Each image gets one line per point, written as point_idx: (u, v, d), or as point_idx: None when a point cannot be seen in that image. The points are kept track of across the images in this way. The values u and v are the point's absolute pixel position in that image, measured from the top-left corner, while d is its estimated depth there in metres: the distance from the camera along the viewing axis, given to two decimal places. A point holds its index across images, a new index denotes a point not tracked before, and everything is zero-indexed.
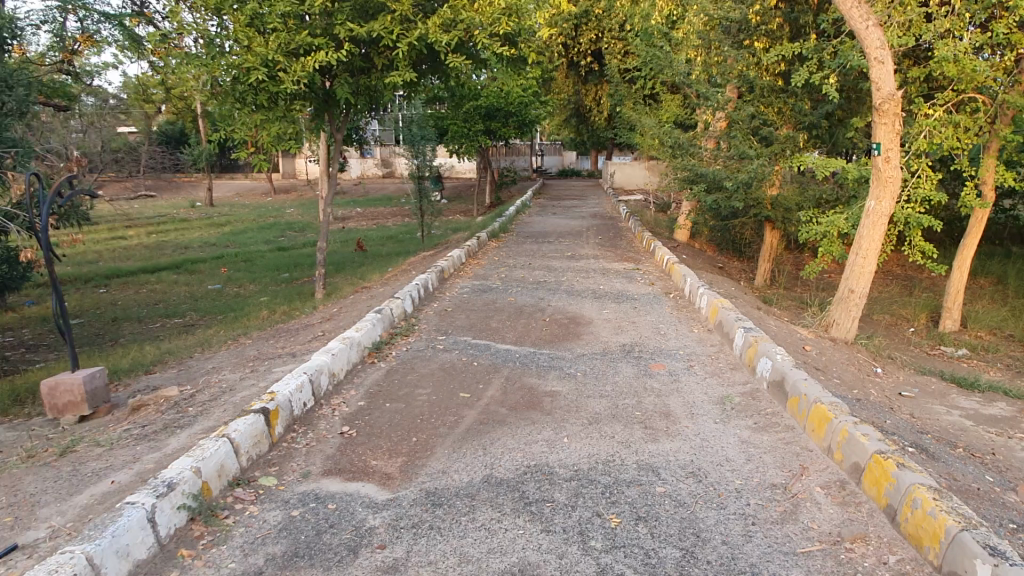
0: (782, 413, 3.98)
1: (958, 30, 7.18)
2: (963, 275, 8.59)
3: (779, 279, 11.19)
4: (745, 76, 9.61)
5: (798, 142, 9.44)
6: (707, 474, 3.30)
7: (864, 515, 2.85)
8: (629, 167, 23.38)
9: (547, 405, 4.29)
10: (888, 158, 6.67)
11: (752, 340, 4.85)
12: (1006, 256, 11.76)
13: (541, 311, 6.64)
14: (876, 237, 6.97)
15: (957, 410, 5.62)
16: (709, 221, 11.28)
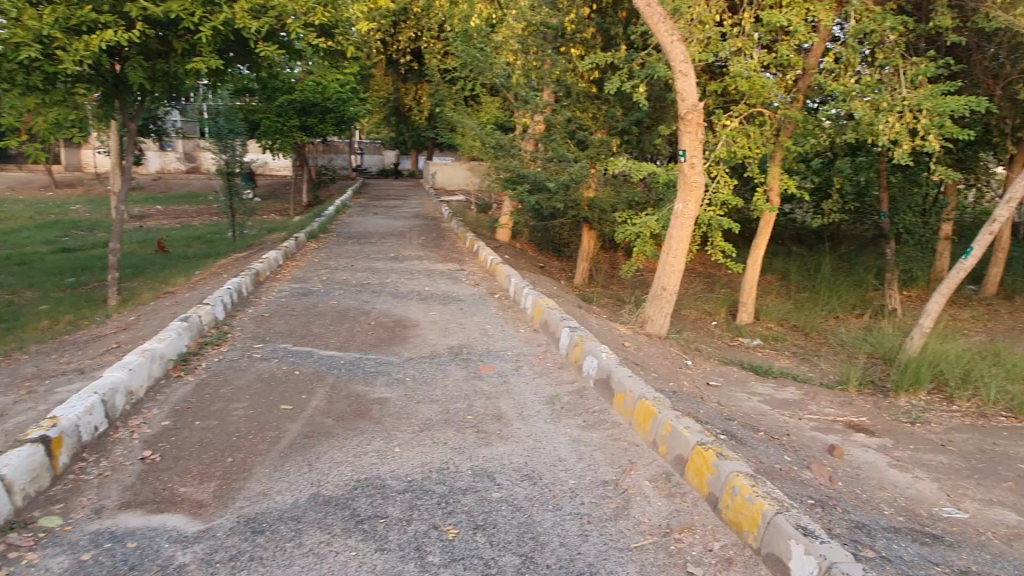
0: (609, 410, 4.10)
1: (749, 49, 7.88)
2: (755, 273, 9.48)
3: (596, 277, 11.72)
4: (562, 81, 9.94)
5: (611, 148, 9.91)
6: (541, 475, 3.30)
7: (689, 504, 2.98)
8: (450, 167, 23.50)
9: (375, 413, 4.11)
10: (693, 164, 7.15)
11: (577, 340, 4.96)
12: (787, 255, 13.19)
13: (365, 314, 6.40)
14: (684, 238, 7.44)
15: (756, 397, 6.19)
16: (530, 222, 11.56)
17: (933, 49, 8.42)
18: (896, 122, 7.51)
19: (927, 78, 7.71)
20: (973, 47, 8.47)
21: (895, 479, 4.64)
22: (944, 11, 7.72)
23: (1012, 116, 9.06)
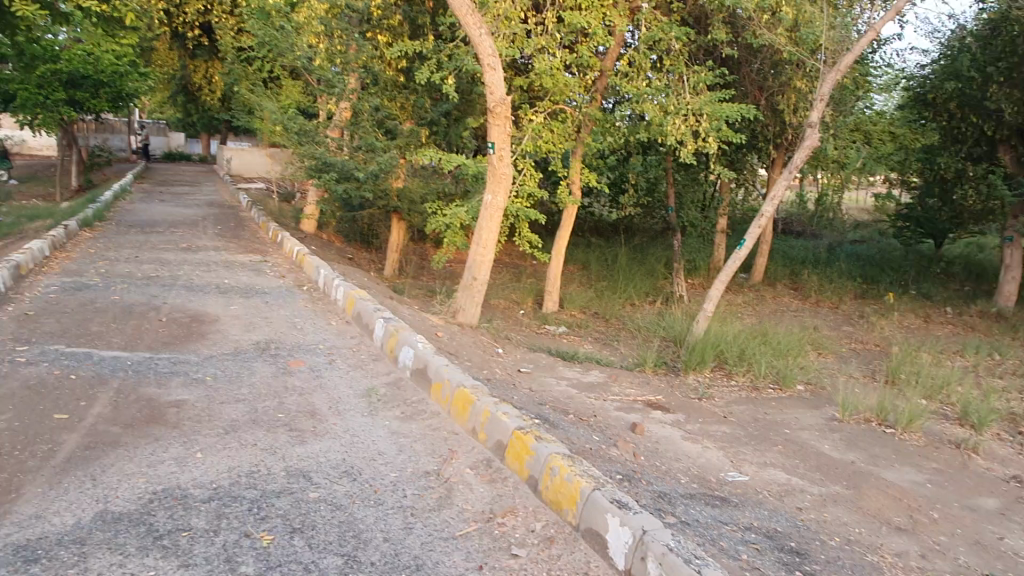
0: (426, 400, 4.06)
1: (552, 48, 8.18)
2: (559, 263, 9.94)
3: (406, 268, 11.62)
4: (369, 68, 9.64)
5: (420, 138, 9.90)
6: (361, 471, 3.19)
7: (510, 489, 3.03)
8: (247, 153, 22.13)
9: (171, 418, 3.73)
10: (502, 156, 7.30)
11: (392, 330, 4.87)
12: (587, 246, 13.97)
13: (155, 310, 5.82)
14: (494, 228, 7.57)
15: (564, 381, 6.52)
16: (337, 213, 11.19)
17: (711, 60, 9.27)
18: (681, 125, 8.20)
19: (706, 85, 8.48)
20: (743, 60, 9.44)
21: (688, 451, 5.09)
22: (720, 25, 8.51)
23: (774, 124, 10.27)
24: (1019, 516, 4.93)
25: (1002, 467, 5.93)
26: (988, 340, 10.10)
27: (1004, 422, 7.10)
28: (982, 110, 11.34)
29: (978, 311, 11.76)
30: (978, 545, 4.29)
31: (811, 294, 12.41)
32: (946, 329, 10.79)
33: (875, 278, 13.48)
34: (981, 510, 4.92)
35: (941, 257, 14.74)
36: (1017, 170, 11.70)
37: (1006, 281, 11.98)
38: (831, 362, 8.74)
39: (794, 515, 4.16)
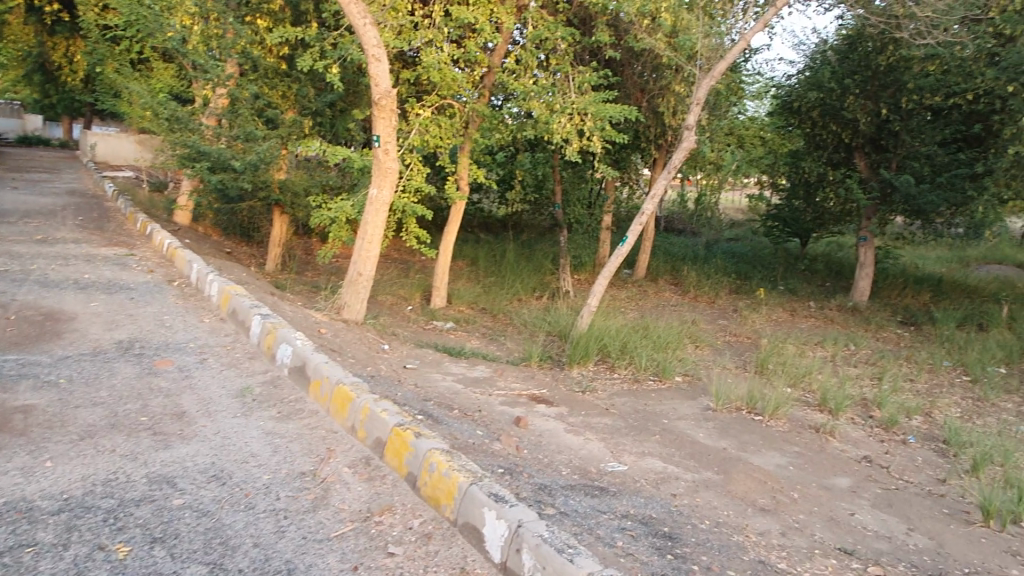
0: (304, 398, 3.93)
1: (440, 42, 8.11)
2: (447, 259, 9.91)
3: (288, 263, 11.23)
4: (248, 53, 9.27)
5: (302, 129, 9.61)
6: (231, 475, 3.05)
7: (388, 486, 2.98)
8: (114, 139, 20.68)
9: (18, 424, 3.42)
10: (387, 150, 7.19)
11: (268, 327, 4.69)
12: (476, 242, 14.00)
13: (2, 307, 5.32)
14: (379, 223, 7.45)
15: (450, 376, 6.51)
16: (214, 205, 10.66)
17: (595, 61, 9.50)
18: (567, 123, 8.36)
19: (590, 86, 8.69)
20: (626, 63, 9.75)
21: (571, 443, 5.20)
22: (603, 28, 8.74)
23: (654, 126, 10.65)
24: (868, 493, 5.36)
25: (855, 449, 6.42)
26: (845, 332, 10.93)
27: (857, 407, 7.70)
28: (841, 119, 12.35)
29: (837, 305, 12.70)
30: (832, 521, 4.63)
31: (689, 289, 12.99)
32: (809, 322, 11.59)
33: (747, 273, 14.27)
34: (835, 489, 5.32)
35: (806, 255, 15.79)
36: (869, 176, 12.56)
37: (861, 278, 13.01)
38: (707, 354, 9.18)
39: (668, 501, 4.34)
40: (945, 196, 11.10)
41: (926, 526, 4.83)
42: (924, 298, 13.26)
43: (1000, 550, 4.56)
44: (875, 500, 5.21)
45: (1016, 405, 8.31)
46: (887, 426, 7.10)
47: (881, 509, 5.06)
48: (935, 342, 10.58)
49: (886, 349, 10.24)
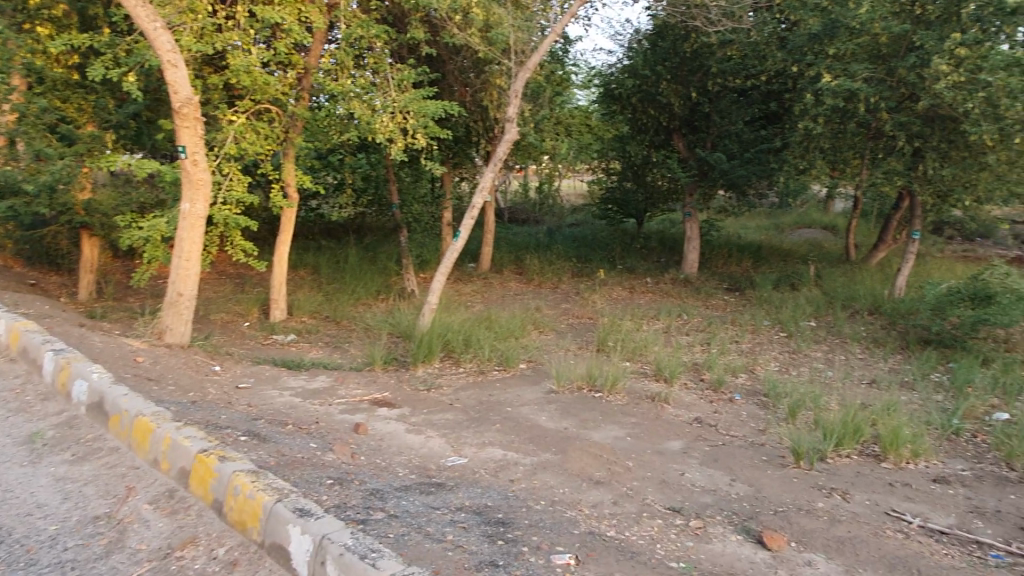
0: (104, 436, 3.63)
1: (247, 44, 7.76)
2: (282, 269, 9.55)
3: (106, 289, 10.37)
4: (30, 64, 8.37)
5: (105, 143, 8.86)
6: (10, 531, 2.77)
7: (192, 518, 2.84)
8: None
9: None
10: (196, 161, 6.80)
11: (62, 362, 4.30)
12: (317, 248, 13.60)
13: None
14: (196, 239, 7.04)
15: (287, 391, 6.30)
16: (9, 233, 9.62)
17: (414, 58, 9.46)
18: (389, 122, 8.27)
19: (410, 83, 8.65)
20: (446, 58, 9.79)
21: (412, 442, 5.19)
22: (417, 24, 8.72)
23: (482, 120, 10.80)
24: (697, 452, 5.71)
25: (686, 412, 6.85)
26: (677, 303, 11.63)
27: (689, 372, 8.20)
28: (657, 104, 13.02)
29: (670, 279, 13.48)
30: (663, 483, 4.88)
31: (534, 276, 13.30)
32: (646, 297, 12.22)
33: (588, 256, 14.83)
34: (667, 452, 5.63)
35: (641, 234, 16.64)
36: (688, 155, 13.35)
37: (689, 251, 13.86)
38: (550, 338, 9.45)
39: (506, 488, 4.42)
40: (755, 169, 12.05)
41: (745, 474, 5.20)
42: (746, 265, 14.36)
43: (809, 486, 5.00)
44: (703, 457, 5.57)
45: (825, 354, 9.20)
46: (715, 387, 7.63)
47: (708, 465, 5.41)
48: (756, 304, 11.49)
49: (714, 315, 10.99)
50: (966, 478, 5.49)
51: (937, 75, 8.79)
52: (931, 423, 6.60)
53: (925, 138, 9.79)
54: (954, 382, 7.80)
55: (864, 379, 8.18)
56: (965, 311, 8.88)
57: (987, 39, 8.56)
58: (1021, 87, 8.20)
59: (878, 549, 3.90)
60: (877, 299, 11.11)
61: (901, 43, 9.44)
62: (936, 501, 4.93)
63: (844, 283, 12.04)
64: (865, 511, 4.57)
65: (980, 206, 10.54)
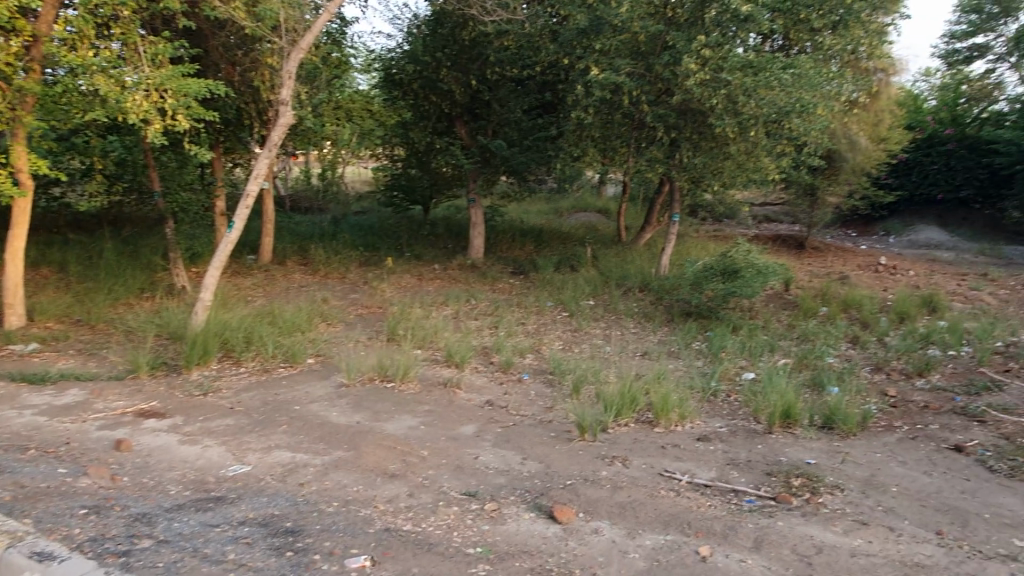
0: None
1: None
2: (17, 268, 8.26)
3: None
4: None
5: None
6: None
7: None
8: None
9: None
10: None
11: None
12: (63, 242, 11.96)
13: None
14: None
15: (29, 410, 5.46)
16: None
17: (170, 30, 8.61)
18: (143, 101, 7.44)
19: (166, 58, 7.83)
20: (208, 33, 9.02)
21: (186, 455, 4.72)
22: None
23: (255, 102, 10.11)
24: (490, 434, 5.81)
25: (478, 395, 6.95)
26: (466, 289, 11.79)
27: (479, 356, 8.34)
28: (439, 90, 12.95)
29: (458, 264, 13.63)
30: (458, 469, 4.88)
31: (319, 267, 12.78)
32: (436, 284, 12.25)
33: (374, 245, 14.57)
34: (461, 438, 5.66)
35: (428, 221, 16.68)
36: (470, 143, 13.39)
37: (475, 237, 14.07)
38: (339, 330, 9.12)
39: (295, 493, 4.17)
40: (533, 157, 12.47)
41: (536, 452, 5.37)
42: (529, 249, 14.94)
43: (593, 457, 5.29)
44: (496, 439, 5.67)
45: (603, 330, 9.85)
46: (505, 368, 7.83)
47: (501, 446, 5.51)
48: (540, 286, 12.00)
49: (501, 298, 11.30)
50: (723, 434, 6.15)
51: (686, 73, 9.73)
52: (694, 388, 7.32)
53: (680, 129, 10.78)
54: (711, 349, 8.73)
55: (637, 351, 8.88)
56: (717, 285, 9.96)
57: (726, 42, 9.64)
58: (749, 88, 9.56)
59: (654, 510, 4.20)
60: (645, 277, 12.11)
61: (656, 42, 10.23)
62: (701, 458, 5.46)
63: (616, 264, 12.97)
64: (643, 475, 4.93)
65: (725, 191, 11.87)
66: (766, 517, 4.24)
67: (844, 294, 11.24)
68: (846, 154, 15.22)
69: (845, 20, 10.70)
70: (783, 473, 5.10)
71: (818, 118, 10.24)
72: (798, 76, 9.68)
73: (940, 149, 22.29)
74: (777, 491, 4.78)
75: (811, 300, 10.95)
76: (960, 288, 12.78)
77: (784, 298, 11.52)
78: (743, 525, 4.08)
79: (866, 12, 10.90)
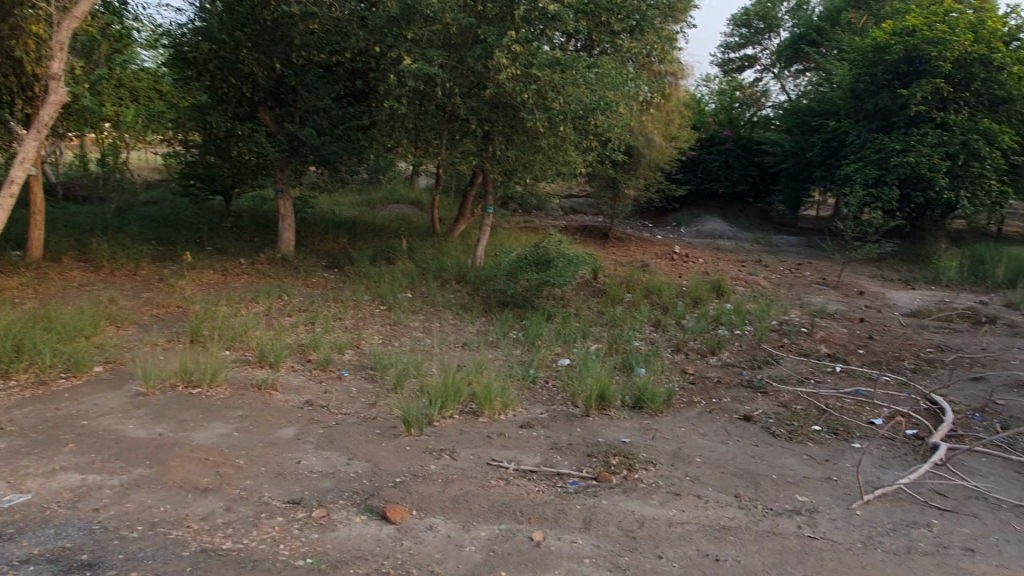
0: None
1: None
2: None
3: None
4: None
5: None
6: None
7: None
8: None
9: None
10: None
11: None
12: None
13: None
14: None
15: None
16: None
17: None
18: None
19: None
20: None
21: None
22: None
23: (18, 75, 8.84)
24: (311, 436, 5.54)
25: (296, 396, 6.58)
26: (275, 284, 11.17)
27: (294, 354, 7.92)
28: (239, 73, 11.83)
29: (266, 258, 12.85)
30: (279, 476, 4.59)
31: (104, 263, 11.46)
32: (242, 280, 11.48)
33: (169, 239, 13.35)
34: (280, 442, 5.34)
35: (230, 212, 15.60)
36: (276, 130, 12.57)
37: (283, 230, 13.25)
38: (132, 333, 8.24)
39: (89, 521, 3.71)
40: (344, 146, 12.01)
41: (362, 451, 5.20)
42: (342, 241, 14.47)
43: (421, 452, 5.22)
44: (318, 441, 5.41)
45: (422, 323, 9.78)
46: (323, 366, 7.50)
47: (324, 448, 5.27)
48: (356, 280, 11.66)
49: (315, 293, 10.83)
50: (544, 420, 6.35)
51: (498, 66, 9.90)
52: (514, 375, 7.50)
53: (492, 123, 10.93)
54: (528, 337, 9.00)
55: (457, 342, 8.93)
56: (531, 275, 10.29)
57: (534, 39, 9.96)
58: (558, 84, 9.92)
59: (486, 500, 4.22)
60: (462, 268, 12.20)
61: (467, 35, 10.28)
62: (525, 445, 5.59)
63: (433, 256, 12.96)
64: (471, 466, 4.95)
65: (536, 184, 12.27)
66: (590, 497, 4.44)
67: (645, 281, 12.10)
68: (643, 151, 16.37)
69: (640, 26, 11.61)
70: (602, 453, 5.36)
71: (619, 117, 10.94)
72: (601, 75, 10.32)
73: (719, 149, 24.69)
74: (597, 470, 5.01)
75: (616, 287, 11.66)
76: (740, 273, 14.26)
77: (593, 286, 12.18)
78: (571, 507, 4.23)
79: (659, 21, 11.91)
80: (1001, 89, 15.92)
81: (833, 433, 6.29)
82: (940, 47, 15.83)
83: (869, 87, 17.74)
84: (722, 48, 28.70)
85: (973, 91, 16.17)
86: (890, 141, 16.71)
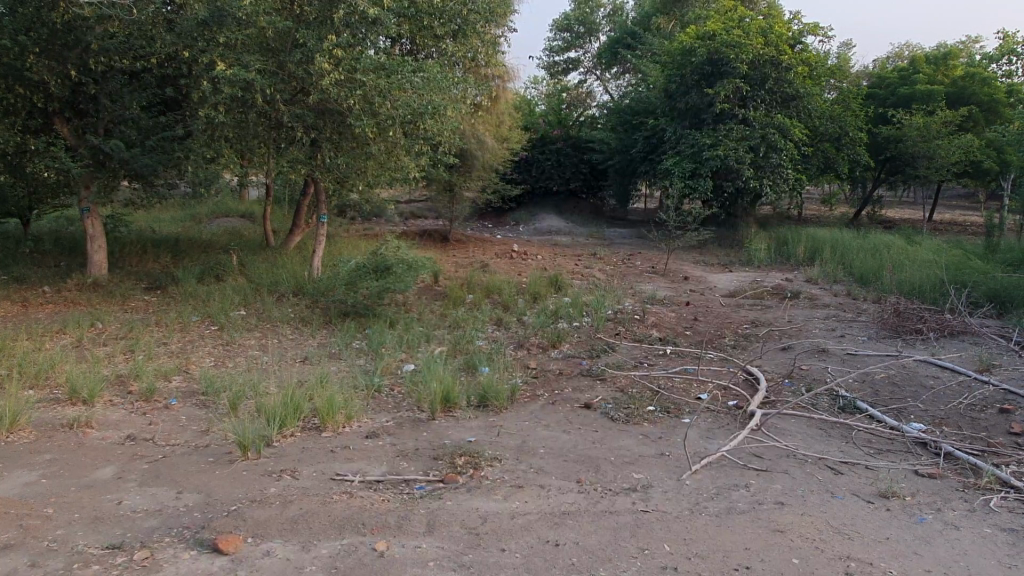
0: None
1: None
2: None
3: None
4: None
5: None
6: None
7: None
8: None
9: None
10: None
11: None
12: None
13: None
14: None
15: None
16: None
17: None
18: None
19: None
20: None
21: None
22: None
23: None
24: (134, 473, 5.11)
25: (116, 432, 6.05)
26: (88, 311, 10.21)
27: (113, 386, 7.29)
28: (27, 81, 10.64)
29: (75, 284, 11.67)
30: (97, 521, 4.20)
31: None
32: (46, 310, 10.38)
33: None
34: (99, 483, 4.90)
35: (28, 236, 14.04)
36: (76, 143, 11.43)
37: (93, 252, 12.12)
38: None
39: None
40: (158, 158, 11.17)
41: (193, 483, 4.87)
42: (163, 261, 13.50)
43: (259, 475, 4.98)
44: (142, 477, 5.01)
45: (258, 340, 9.35)
46: (147, 396, 6.95)
47: (150, 484, 4.89)
48: (181, 301, 10.92)
49: (135, 318, 10.02)
50: (390, 428, 6.26)
51: (320, 72, 9.66)
52: (358, 386, 7.32)
53: (319, 129, 10.62)
54: (371, 346, 8.84)
55: (296, 357, 8.62)
56: (371, 282, 10.12)
57: (357, 43, 9.79)
58: (384, 89, 9.83)
59: (327, 516, 4.12)
60: (298, 281, 11.78)
61: (286, 39, 9.90)
62: (371, 455, 5.50)
63: (266, 269, 12.39)
64: (312, 484, 4.79)
65: (370, 190, 12.06)
66: (436, 499, 4.45)
67: (485, 281, 12.30)
68: (476, 153, 16.60)
69: (463, 29, 11.75)
70: (447, 455, 5.37)
71: (448, 119, 10.99)
72: (427, 79, 10.32)
73: (551, 149, 25.56)
74: (443, 473, 5.02)
75: (457, 289, 11.75)
76: (576, 267, 14.84)
77: (434, 289, 12.20)
78: (415, 512, 4.21)
79: (480, 25, 12.25)
80: (789, 87, 17.78)
81: (665, 412, 6.69)
82: (737, 49, 17.35)
83: (680, 87, 19.07)
84: (547, 52, 29.69)
85: (766, 89, 17.84)
86: (701, 136, 18.06)
